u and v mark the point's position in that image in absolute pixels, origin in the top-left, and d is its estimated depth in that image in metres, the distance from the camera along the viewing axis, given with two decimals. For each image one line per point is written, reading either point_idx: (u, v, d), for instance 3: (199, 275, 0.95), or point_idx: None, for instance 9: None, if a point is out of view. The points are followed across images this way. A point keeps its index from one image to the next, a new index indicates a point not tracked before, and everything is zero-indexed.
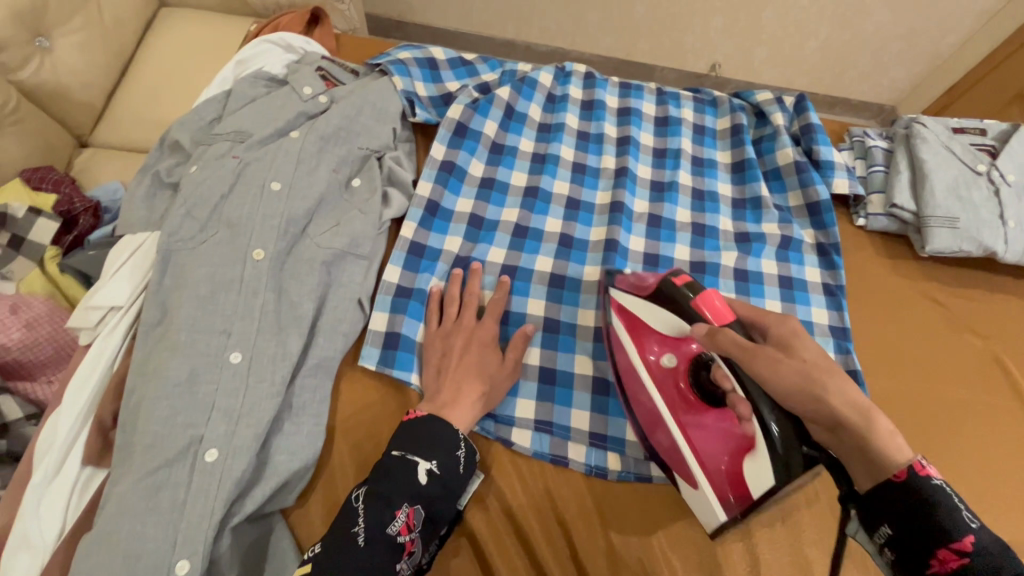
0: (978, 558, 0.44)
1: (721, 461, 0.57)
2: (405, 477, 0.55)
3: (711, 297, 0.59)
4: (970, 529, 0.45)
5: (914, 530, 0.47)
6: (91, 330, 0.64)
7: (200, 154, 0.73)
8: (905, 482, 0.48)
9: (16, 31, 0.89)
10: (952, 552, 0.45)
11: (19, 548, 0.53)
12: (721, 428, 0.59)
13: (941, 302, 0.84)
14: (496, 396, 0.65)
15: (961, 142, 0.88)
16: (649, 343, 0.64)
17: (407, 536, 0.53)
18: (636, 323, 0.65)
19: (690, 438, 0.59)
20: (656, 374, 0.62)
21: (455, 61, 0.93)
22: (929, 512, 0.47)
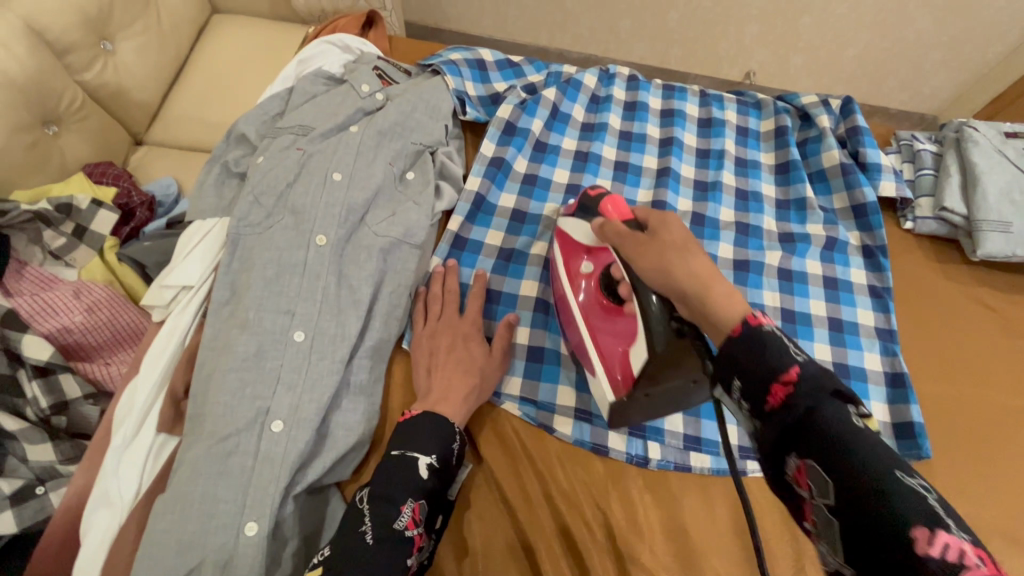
0: (805, 388, 0.39)
1: (616, 354, 0.58)
2: (403, 472, 0.53)
3: (618, 198, 0.63)
4: (796, 361, 0.41)
5: (753, 373, 0.42)
6: (164, 308, 0.69)
7: (266, 146, 0.77)
8: (742, 333, 0.44)
9: (85, 34, 0.96)
10: (782, 387, 0.40)
11: (100, 504, 0.57)
12: (625, 325, 0.59)
13: (993, 308, 0.82)
14: (489, 385, 0.65)
15: (1015, 146, 0.87)
16: (577, 257, 0.68)
17: (415, 531, 0.51)
18: (569, 242, 0.70)
19: (595, 337, 0.62)
20: (577, 284, 0.66)
21: (503, 63, 0.96)
22: (762, 353, 0.42)
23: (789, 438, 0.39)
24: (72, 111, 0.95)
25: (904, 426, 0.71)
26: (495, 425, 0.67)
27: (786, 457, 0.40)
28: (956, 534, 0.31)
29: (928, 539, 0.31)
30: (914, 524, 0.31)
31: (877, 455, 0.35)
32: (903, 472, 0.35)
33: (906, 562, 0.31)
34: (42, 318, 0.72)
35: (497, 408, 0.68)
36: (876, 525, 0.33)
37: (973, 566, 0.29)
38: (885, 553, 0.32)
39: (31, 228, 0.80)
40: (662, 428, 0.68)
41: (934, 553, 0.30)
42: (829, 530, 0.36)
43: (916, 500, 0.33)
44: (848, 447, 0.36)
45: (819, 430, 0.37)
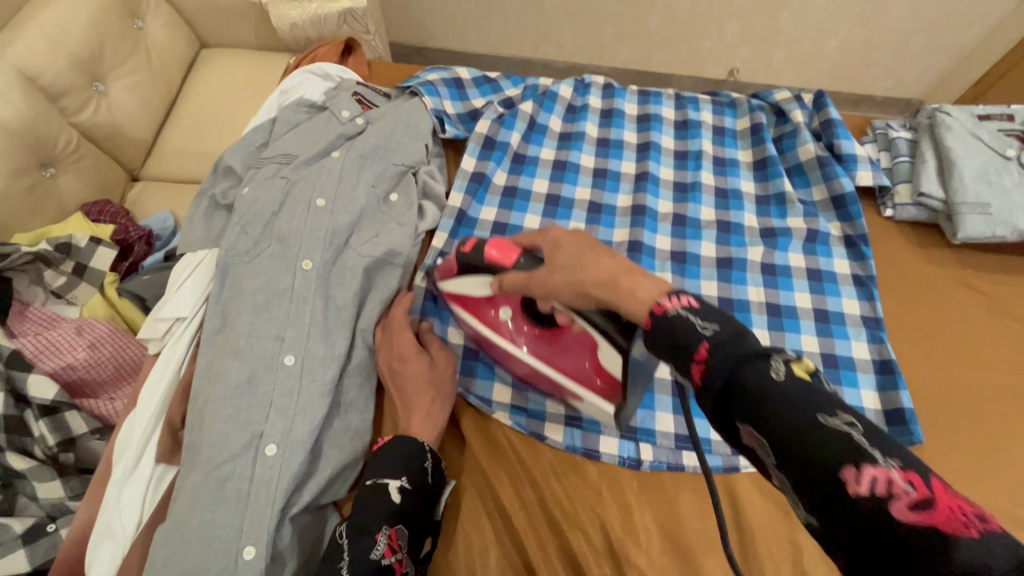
0: (717, 361, 0.37)
1: (585, 366, 0.60)
2: (377, 499, 0.54)
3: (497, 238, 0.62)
4: (703, 337, 0.39)
5: (673, 357, 0.41)
6: (159, 340, 0.71)
7: (251, 176, 0.79)
8: (653, 327, 0.42)
9: (77, 77, 0.99)
10: (697, 367, 0.39)
11: (103, 537, 0.58)
12: (575, 340, 0.61)
13: (980, 290, 0.83)
14: (447, 382, 0.65)
15: (988, 128, 0.88)
16: (485, 308, 0.67)
17: (393, 557, 0.52)
18: (469, 300, 0.68)
19: (557, 364, 0.63)
20: (507, 333, 0.66)
21: (480, 80, 0.98)
22: (672, 337, 0.41)
23: (723, 410, 0.37)
24: (68, 152, 0.97)
25: (894, 412, 0.72)
26: (491, 433, 0.68)
27: (730, 428, 0.38)
28: (885, 464, 0.30)
29: (856, 478, 0.30)
30: (843, 466, 0.31)
31: (799, 406, 0.33)
32: (827, 414, 0.33)
33: (846, 510, 0.30)
34: (46, 356, 0.74)
35: (489, 416, 0.69)
36: (814, 480, 0.32)
37: (902, 495, 0.29)
38: (827, 504, 0.31)
39: (32, 269, 0.82)
40: (653, 429, 0.69)
41: (864, 493, 0.30)
42: (783, 489, 0.35)
43: (842, 442, 0.31)
44: (772, 407, 0.34)
45: (743, 394, 0.36)
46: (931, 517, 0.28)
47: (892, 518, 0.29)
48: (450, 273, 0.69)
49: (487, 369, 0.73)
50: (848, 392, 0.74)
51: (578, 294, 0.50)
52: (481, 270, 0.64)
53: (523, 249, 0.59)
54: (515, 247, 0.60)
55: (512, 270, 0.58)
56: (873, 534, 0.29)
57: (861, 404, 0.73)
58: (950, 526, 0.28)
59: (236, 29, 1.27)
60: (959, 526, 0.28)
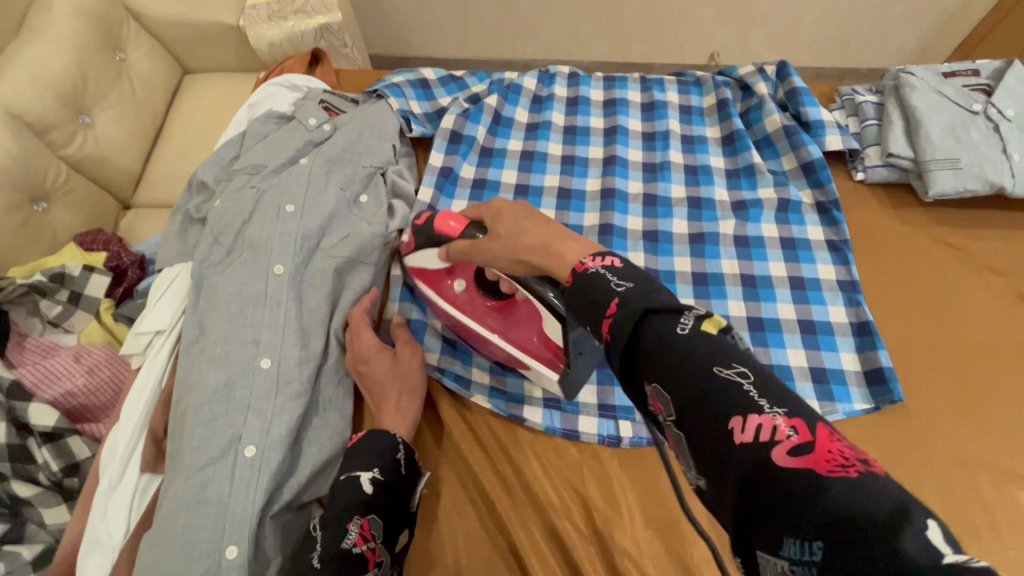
0: (625, 316, 0.37)
1: (533, 336, 0.63)
2: (348, 490, 0.55)
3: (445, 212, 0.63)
4: (616, 293, 0.39)
5: (589, 315, 0.40)
6: (141, 354, 0.72)
7: (223, 189, 0.81)
8: (573, 285, 0.42)
9: (61, 111, 1.01)
10: (607, 323, 0.39)
11: (92, 548, 0.60)
12: (527, 312, 0.63)
13: (957, 245, 0.82)
14: (412, 373, 0.66)
15: (953, 84, 0.87)
16: (443, 281, 0.69)
17: (365, 546, 0.52)
18: (427, 273, 0.70)
19: (507, 335, 0.65)
20: (463, 304, 0.67)
21: (445, 79, 0.99)
22: (586, 293, 0.40)
23: (631, 367, 0.37)
24: (58, 186, 1.00)
25: (875, 372, 0.71)
26: (470, 421, 0.69)
27: (636, 386, 0.38)
28: (770, 413, 0.31)
29: (742, 427, 0.31)
30: (730, 416, 0.32)
31: (698, 357, 0.34)
32: (722, 366, 0.34)
33: (734, 458, 0.31)
34: (45, 385, 0.74)
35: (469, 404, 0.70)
36: (708, 438, 0.32)
37: (784, 440, 0.30)
38: (719, 455, 0.32)
39: (28, 301, 0.83)
40: (632, 406, 0.69)
41: (749, 438, 0.31)
42: (679, 448, 0.35)
43: (732, 395, 0.32)
44: (671, 362, 0.34)
45: (650, 351, 0.36)
46: (807, 459, 0.29)
47: (772, 463, 0.30)
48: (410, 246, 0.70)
49: (466, 358, 0.74)
50: (828, 356, 0.74)
51: (521, 266, 0.50)
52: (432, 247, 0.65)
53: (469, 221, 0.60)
54: (460, 218, 0.61)
55: (460, 239, 0.59)
56: (754, 482, 0.30)
57: (842, 367, 0.73)
58: (825, 467, 0.28)
59: (216, 54, 1.29)
60: (833, 468, 0.28)
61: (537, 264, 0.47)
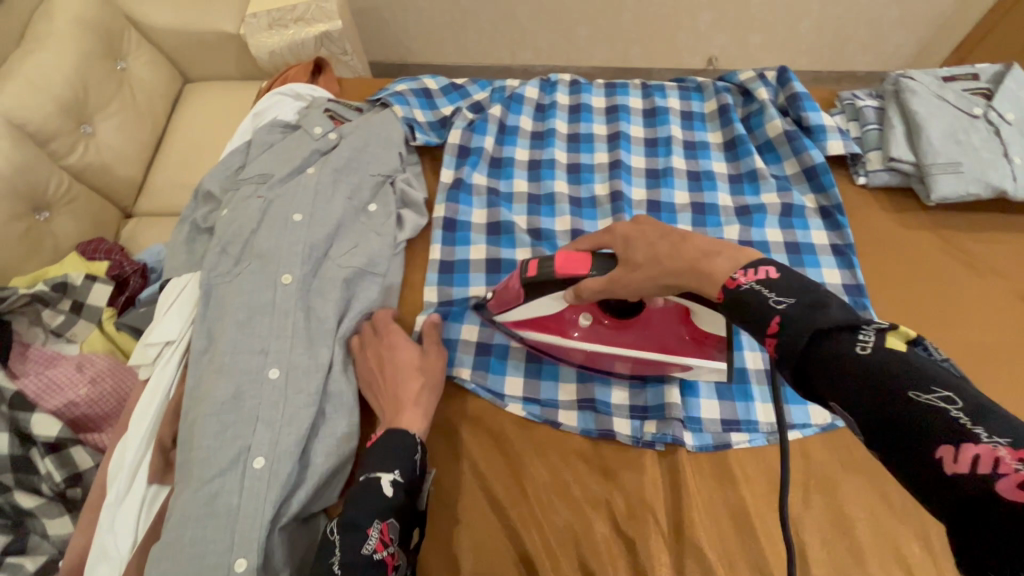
0: (795, 329, 0.40)
1: (683, 334, 0.65)
2: (369, 495, 0.54)
3: (565, 256, 0.59)
4: (777, 311, 0.42)
5: (750, 331, 0.44)
6: (150, 365, 0.72)
7: (230, 199, 0.81)
8: (727, 301, 0.46)
9: (63, 120, 1.02)
10: (773, 338, 0.41)
11: (99, 559, 0.60)
12: (663, 316, 0.65)
13: (961, 249, 0.83)
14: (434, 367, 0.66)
15: (953, 89, 0.88)
16: (563, 326, 0.68)
17: (385, 551, 0.52)
18: (540, 322, 0.68)
19: (662, 348, 0.65)
20: (594, 337, 0.67)
21: (447, 88, 0.99)
22: (745, 310, 0.44)
23: (806, 383, 0.40)
24: (60, 195, 1.00)
25: None
26: (482, 422, 0.70)
27: (815, 402, 0.40)
28: (989, 443, 0.30)
29: (955, 457, 0.31)
30: (938, 442, 0.31)
31: (885, 377, 0.34)
32: (920, 390, 0.33)
33: (943, 486, 0.31)
34: (49, 395, 0.75)
35: (503, 410, 0.70)
36: (906, 459, 0.33)
37: (1010, 473, 0.28)
38: (926, 487, 0.32)
39: (31, 311, 0.83)
40: (662, 405, 0.69)
41: (965, 471, 0.30)
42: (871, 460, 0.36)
43: (935, 419, 0.32)
44: (850, 379, 0.36)
45: (834, 367, 0.37)
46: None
47: (999, 496, 0.29)
48: (518, 302, 0.64)
49: (500, 363, 0.74)
50: None
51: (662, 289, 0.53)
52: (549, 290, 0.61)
53: (592, 253, 0.59)
54: (582, 256, 0.58)
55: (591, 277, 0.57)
56: (978, 511, 0.30)
57: None
58: None
59: (217, 62, 1.30)
60: None
61: (680, 285, 0.51)
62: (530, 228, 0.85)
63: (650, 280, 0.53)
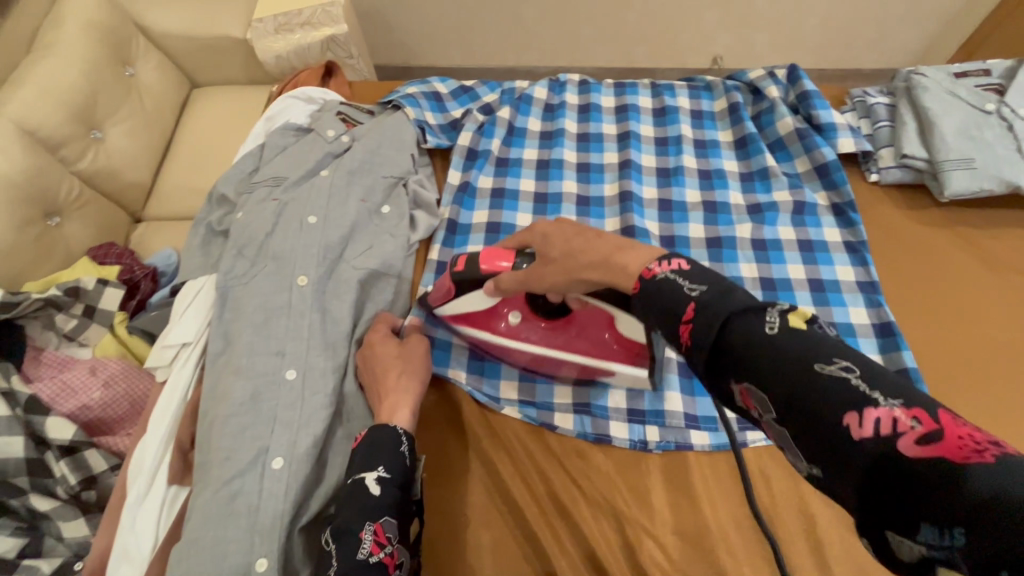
0: (705, 320, 0.37)
1: (607, 339, 0.65)
2: (357, 496, 0.53)
3: (487, 253, 0.63)
4: (690, 298, 0.39)
5: (662, 320, 0.40)
6: (167, 367, 0.72)
7: (245, 201, 0.82)
8: (643, 292, 0.42)
9: (73, 126, 1.02)
10: (686, 327, 0.38)
11: (121, 560, 0.60)
12: (590, 318, 0.65)
13: (974, 245, 0.83)
14: (418, 360, 0.66)
15: (965, 85, 0.87)
16: (493, 322, 0.69)
17: (382, 552, 0.51)
18: (473, 318, 0.70)
19: (581, 351, 0.67)
20: (521, 335, 0.69)
21: (457, 91, 1.00)
22: (659, 298, 0.41)
23: (716, 368, 0.37)
24: (72, 200, 1.01)
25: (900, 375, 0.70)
26: (492, 422, 0.69)
27: (721, 389, 0.38)
28: (886, 405, 0.30)
29: (859, 421, 0.30)
30: (843, 412, 0.31)
31: (799, 356, 0.34)
32: (823, 362, 0.33)
33: (850, 453, 0.30)
34: (63, 399, 0.75)
35: (498, 413, 0.70)
36: (821, 441, 0.32)
37: (907, 431, 0.29)
38: (835, 461, 0.31)
39: (44, 315, 0.82)
40: (661, 410, 0.69)
41: (868, 433, 0.30)
42: (782, 442, 0.35)
43: (838, 391, 0.32)
44: (761, 361, 0.34)
45: (747, 352, 0.35)
46: (936, 448, 0.28)
47: (899, 455, 0.29)
48: (448, 297, 0.68)
49: (494, 367, 0.74)
50: None
51: (577, 283, 0.51)
52: (474, 286, 0.65)
53: (514, 249, 0.61)
54: (502, 252, 0.61)
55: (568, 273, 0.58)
56: (885, 471, 0.29)
57: None
58: (960, 454, 0.27)
59: (224, 67, 1.31)
60: (970, 454, 0.27)
61: (597, 279, 0.48)
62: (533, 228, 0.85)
63: (565, 275, 0.51)
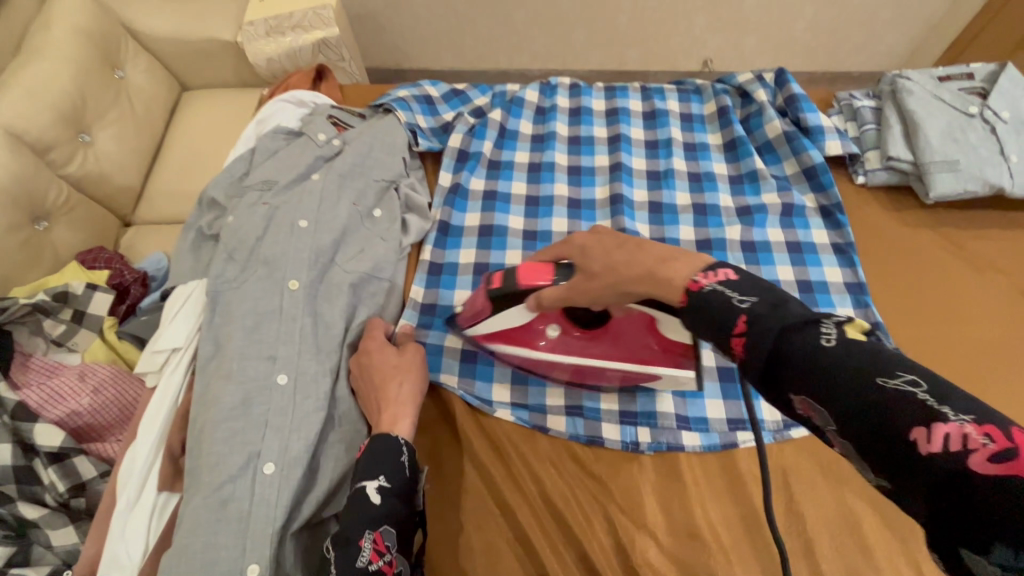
0: (758, 331, 0.39)
1: (650, 344, 0.65)
2: (357, 505, 0.54)
3: (525, 269, 0.60)
4: (741, 310, 0.40)
5: (713, 332, 0.42)
6: (156, 372, 0.72)
7: (235, 205, 0.81)
8: (690, 304, 0.44)
9: (61, 130, 1.02)
10: (738, 340, 0.40)
11: (110, 568, 0.59)
12: (629, 325, 0.65)
13: (959, 245, 0.84)
14: (415, 368, 0.65)
15: (949, 88, 0.89)
16: (529, 337, 0.68)
17: (381, 561, 0.52)
18: (507, 333, 0.69)
19: (627, 358, 0.65)
20: (562, 348, 0.67)
21: (448, 94, 1.00)
22: (707, 311, 0.42)
23: (772, 380, 0.38)
24: (60, 204, 1.00)
25: None
26: (485, 426, 0.69)
27: (779, 399, 0.38)
28: (956, 421, 0.30)
29: (928, 437, 0.30)
30: (909, 426, 0.31)
31: (853, 369, 0.34)
32: (886, 375, 0.33)
33: (920, 468, 0.30)
34: (51, 405, 0.75)
35: (491, 417, 0.70)
36: (882, 449, 0.32)
37: (979, 448, 0.28)
38: (900, 473, 0.31)
39: (31, 321, 0.81)
40: (653, 412, 0.70)
41: (937, 449, 0.30)
42: (845, 451, 0.35)
43: (900, 404, 0.32)
44: (818, 372, 0.35)
45: (797, 363, 0.36)
46: (1013, 466, 0.27)
47: (971, 472, 0.28)
48: (482, 315, 0.66)
49: (486, 370, 0.74)
50: None
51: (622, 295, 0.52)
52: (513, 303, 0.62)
53: (552, 263, 0.59)
54: (541, 267, 0.59)
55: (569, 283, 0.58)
56: (955, 488, 0.29)
57: None
58: None
59: (215, 70, 1.30)
60: None
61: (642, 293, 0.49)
62: (525, 230, 0.85)
63: (612, 289, 0.52)
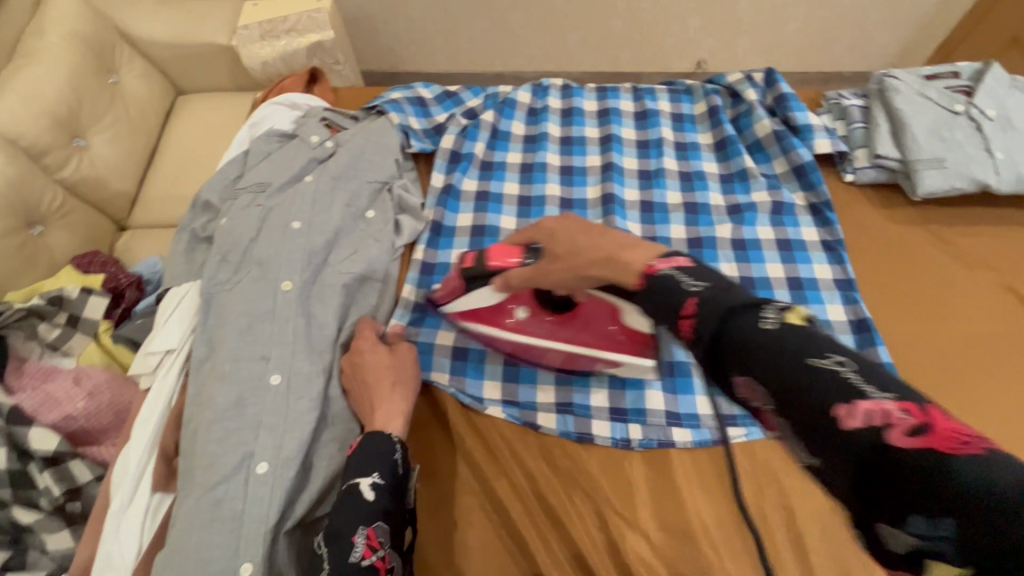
0: (704, 313, 0.39)
1: (614, 332, 0.66)
2: (351, 502, 0.54)
3: (496, 249, 0.63)
4: (691, 293, 0.41)
5: (664, 314, 0.43)
6: (151, 374, 0.72)
7: (229, 208, 0.82)
8: (646, 287, 0.45)
9: (56, 134, 1.02)
10: (686, 322, 0.41)
11: (104, 569, 0.59)
12: (595, 311, 0.67)
13: (946, 241, 0.85)
14: (404, 370, 0.66)
15: (936, 87, 0.90)
16: (499, 318, 0.70)
17: (374, 556, 0.52)
18: (478, 313, 0.71)
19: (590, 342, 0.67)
20: (529, 330, 0.69)
21: (441, 96, 1.01)
22: (660, 294, 0.43)
23: (716, 361, 0.39)
24: (54, 209, 1.00)
25: None
26: (479, 425, 0.69)
27: (723, 380, 0.39)
28: (876, 398, 0.31)
29: (849, 413, 0.31)
30: (833, 403, 0.32)
31: (785, 351, 0.35)
32: (817, 356, 0.34)
33: (845, 444, 0.31)
34: (46, 410, 0.74)
35: (483, 414, 0.70)
36: (813, 428, 0.33)
37: (898, 423, 0.29)
38: (827, 451, 0.32)
39: (27, 325, 0.82)
40: (642, 408, 0.70)
41: (858, 425, 0.30)
42: (782, 433, 0.36)
43: (832, 383, 0.32)
44: (753, 352, 0.36)
45: (738, 343, 0.37)
46: (927, 439, 0.28)
47: (889, 446, 0.29)
48: (455, 293, 0.69)
49: (478, 367, 0.74)
50: None
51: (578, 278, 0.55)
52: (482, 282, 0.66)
53: (522, 245, 0.62)
54: (510, 248, 0.62)
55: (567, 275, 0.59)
56: (874, 463, 0.30)
57: None
58: (947, 446, 0.28)
59: (209, 73, 1.30)
60: (958, 445, 0.28)
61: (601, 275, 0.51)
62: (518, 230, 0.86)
63: (570, 272, 0.55)
